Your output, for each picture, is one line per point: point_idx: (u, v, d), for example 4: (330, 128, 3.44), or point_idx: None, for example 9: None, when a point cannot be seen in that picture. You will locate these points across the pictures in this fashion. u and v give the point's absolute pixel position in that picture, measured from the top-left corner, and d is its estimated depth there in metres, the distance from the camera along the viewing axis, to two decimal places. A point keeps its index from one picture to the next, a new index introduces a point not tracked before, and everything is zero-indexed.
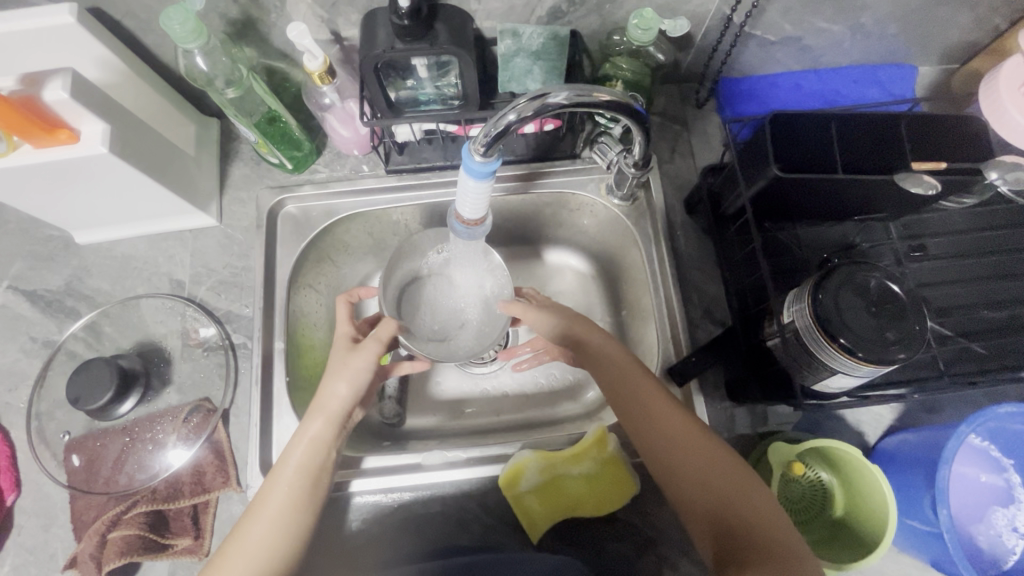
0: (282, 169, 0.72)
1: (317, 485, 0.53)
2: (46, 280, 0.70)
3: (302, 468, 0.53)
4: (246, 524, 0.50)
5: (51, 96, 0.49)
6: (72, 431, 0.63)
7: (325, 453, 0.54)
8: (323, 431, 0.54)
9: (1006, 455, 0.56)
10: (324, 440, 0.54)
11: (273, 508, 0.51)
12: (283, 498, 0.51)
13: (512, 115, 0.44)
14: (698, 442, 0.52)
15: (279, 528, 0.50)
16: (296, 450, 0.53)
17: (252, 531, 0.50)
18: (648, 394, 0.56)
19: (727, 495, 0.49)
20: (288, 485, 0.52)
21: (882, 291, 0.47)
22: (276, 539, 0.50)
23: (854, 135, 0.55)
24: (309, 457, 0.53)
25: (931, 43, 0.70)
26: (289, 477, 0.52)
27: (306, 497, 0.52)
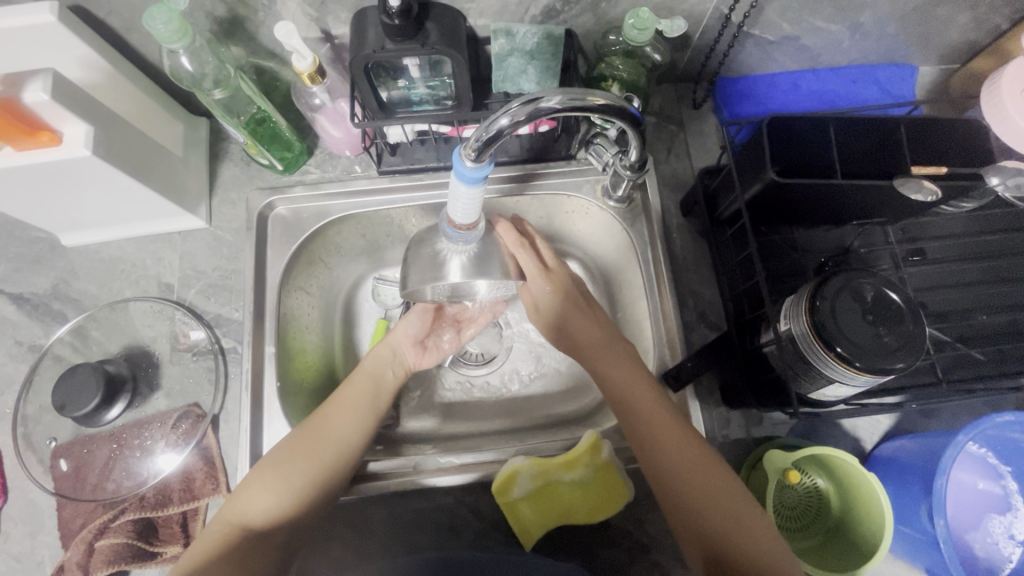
0: (272, 170, 0.71)
1: (378, 394, 0.63)
2: (32, 283, 0.69)
3: (370, 372, 0.64)
4: (325, 411, 0.59)
5: (32, 98, 0.48)
6: (60, 437, 0.62)
7: (384, 370, 0.65)
8: (384, 348, 0.67)
9: (1004, 462, 0.56)
10: (384, 364, 0.66)
11: (350, 399, 0.61)
12: (354, 395, 0.61)
13: (505, 119, 0.42)
14: (699, 458, 0.52)
15: (351, 419, 0.60)
16: (366, 362, 0.65)
17: (331, 417, 0.59)
18: (650, 406, 0.55)
19: (725, 516, 0.49)
20: (358, 387, 0.62)
21: (879, 299, 0.47)
22: (351, 426, 0.59)
23: (853, 139, 0.54)
24: (377, 371, 0.65)
25: (930, 43, 0.69)
26: (357, 380, 0.63)
27: (368, 401, 0.62)
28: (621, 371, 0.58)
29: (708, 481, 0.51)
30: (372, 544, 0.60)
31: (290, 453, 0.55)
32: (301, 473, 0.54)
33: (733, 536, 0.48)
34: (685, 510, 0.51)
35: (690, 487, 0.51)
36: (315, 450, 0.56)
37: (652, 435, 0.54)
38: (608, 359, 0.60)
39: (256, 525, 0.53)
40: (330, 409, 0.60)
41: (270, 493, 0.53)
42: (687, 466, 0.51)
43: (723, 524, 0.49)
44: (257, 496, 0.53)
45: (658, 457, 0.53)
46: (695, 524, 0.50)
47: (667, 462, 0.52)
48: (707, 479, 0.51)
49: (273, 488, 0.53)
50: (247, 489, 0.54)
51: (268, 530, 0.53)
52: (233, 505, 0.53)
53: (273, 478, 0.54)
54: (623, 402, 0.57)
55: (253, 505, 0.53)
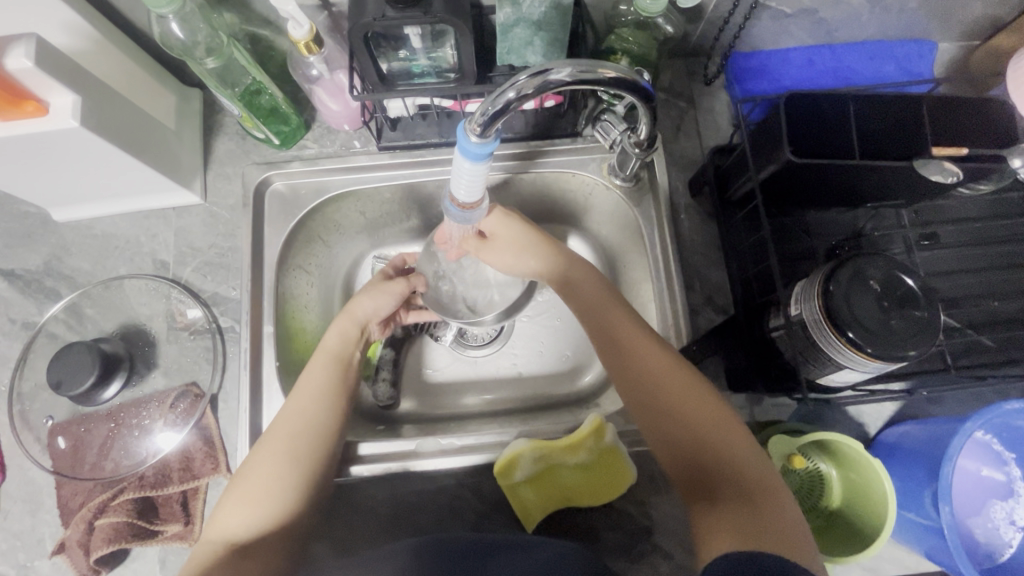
0: (268, 144, 0.69)
1: (347, 370, 0.61)
2: (23, 259, 0.67)
3: (332, 356, 0.61)
4: (286, 406, 0.57)
5: (15, 64, 0.46)
6: (57, 415, 0.61)
7: (348, 347, 0.62)
8: (347, 327, 0.63)
9: (1008, 449, 0.55)
10: (347, 342, 0.62)
11: (312, 391, 0.58)
12: (319, 378, 0.59)
13: (512, 92, 0.40)
14: (679, 378, 0.52)
15: (318, 407, 0.57)
16: (325, 342, 0.62)
17: (294, 406, 0.57)
18: (632, 336, 0.55)
19: (704, 435, 0.49)
20: (321, 369, 0.59)
21: (892, 283, 0.46)
22: (314, 414, 0.57)
23: (870, 119, 0.52)
24: (338, 346, 0.62)
25: (952, 18, 0.66)
26: (318, 360, 0.60)
27: (337, 383, 0.59)
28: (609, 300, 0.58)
29: (688, 402, 0.51)
30: (373, 525, 0.60)
31: (260, 456, 0.54)
32: (273, 473, 0.53)
33: (713, 457, 0.48)
34: (668, 430, 0.51)
35: (673, 408, 0.51)
36: (281, 453, 0.54)
37: (636, 360, 0.54)
38: (592, 286, 0.60)
39: (242, 538, 0.51)
40: (297, 401, 0.57)
41: (249, 501, 0.52)
42: (670, 388, 0.52)
43: (703, 445, 0.49)
44: (241, 502, 0.52)
45: (651, 392, 0.52)
46: (677, 445, 0.50)
47: (649, 386, 0.53)
48: (690, 400, 0.51)
49: (253, 503, 0.52)
50: (227, 505, 0.52)
51: (258, 538, 0.51)
52: (214, 523, 0.52)
53: (248, 489, 0.53)
54: (606, 332, 0.57)
55: (236, 515, 0.52)
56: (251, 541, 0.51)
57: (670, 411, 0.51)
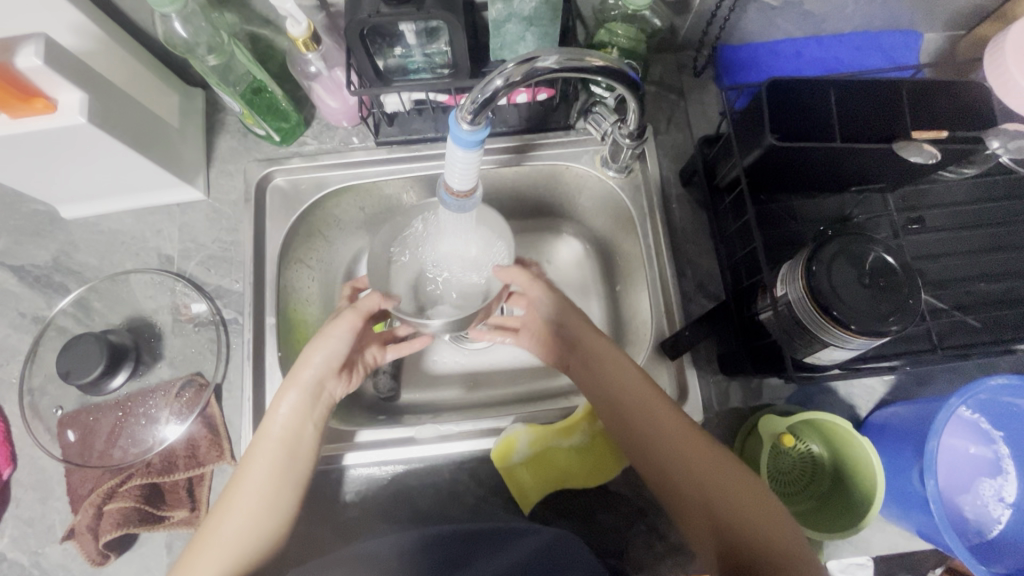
0: (269, 141, 0.70)
1: (297, 461, 0.55)
2: (32, 255, 0.69)
3: (280, 442, 0.55)
4: (226, 501, 0.53)
5: (24, 62, 0.48)
6: (66, 406, 0.63)
7: (301, 427, 0.56)
8: (299, 402, 0.57)
9: (996, 427, 0.56)
10: (303, 417, 0.57)
11: (252, 485, 0.53)
12: (261, 470, 0.54)
13: (500, 80, 0.43)
14: (688, 442, 0.52)
15: (261, 511, 0.53)
16: (268, 425, 0.56)
17: (235, 510, 0.52)
18: (640, 397, 0.55)
19: (724, 492, 0.49)
20: (268, 462, 0.54)
21: (876, 263, 0.47)
22: (261, 511, 0.53)
23: (851, 106, 0.54)
24: (284, 430, 0.55)
25: (936, 9, 0.67)
26: (266, 453, 0.54)
27: (283, 472, 0.54)
28: (615, 359, 0.58)
29: (702, 458, 0.51)
30: (373, 510, 0.61)
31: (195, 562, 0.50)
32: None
33: (739, 518, 0.48)
34: (687, 494, 0.51)
35: (688, 466, 0.51)
36: (215, 548, 0.51)
37: (649, 421, 0.54)
38: (597, 344, 0.60)
39: None
40: (240, 499, 0.53)
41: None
42: (681, 444, 0.52)
43: (723, 502, 0.49)
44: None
45: (664, 455, 0.52)
46: (697, 505, 0.50)
47: (664, 452, 0.52)
48: (701, 460, 0.51)
49: None
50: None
51: None
52: None
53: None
54: (610, 395, 0.57)
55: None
56: None
57: (684, 474, 0.51)
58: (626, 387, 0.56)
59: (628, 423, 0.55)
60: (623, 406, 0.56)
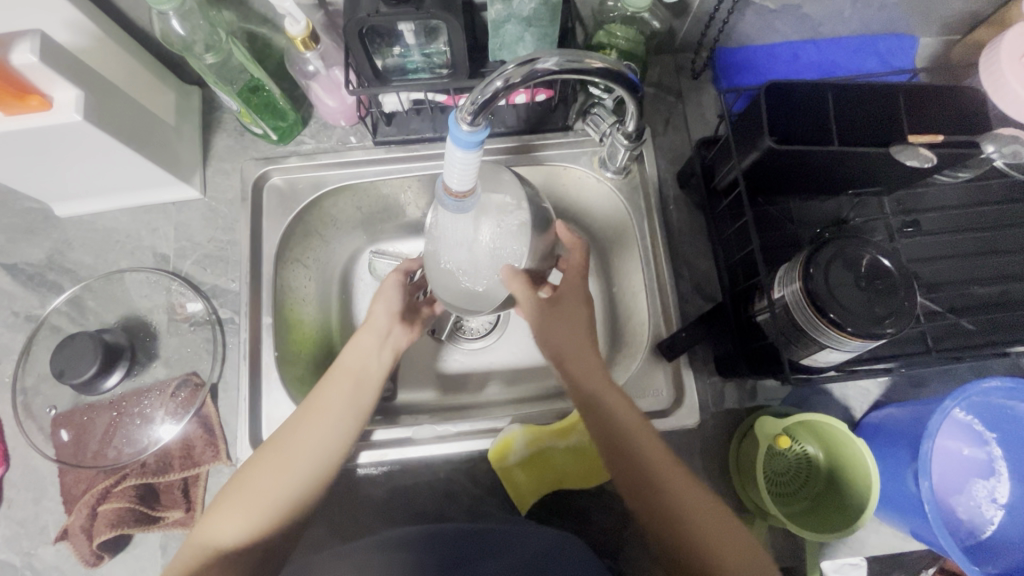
0: (266, 140, 0.70)
1: (363, 389, 0.58)
2: (26, 254, 0.68)
3: (348, 373, 0.59)
4: (297, 421, 0.55)
5: (19, 59, 0.47)
6: (59, 405, 0.63)
7: (368, 360, 0.60)
8: (370, 340, 0.61)
9: (989, 429, 0.57)
10: (371, 351, 0.61)
11: (324, 407, 0.56)
12: (333, 396, 0.57)
13: (500, 82, 0.43)
14: (675, 476, 0.52)
15: (327, 429, 0.55)
16: (343, 357, 0.60)
17: (305, 425, 0.55)
18: (632, 428, 0.54)
19: (715, 534, 0.50)
20: (338, 387, 0.57)
21: (872, 267, 0.47)
22: (329, 433, 0.55)
23: (848, 110, 0.54)
24: (355, 363, 0.59)
25: (932, 13, 0.68)
26: (337, 379, 0.58)
27: (351, 399, 0.57)
28: (608, 392, 0.56)
29: (686, 493, 0.52)
30: (370, 509, 0.61)
31: (264, 467, 0.53)
32: (267, 490, 0.52)
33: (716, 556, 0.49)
34: (670, 527, 0.51)
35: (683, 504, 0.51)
36: (282, 464, 0.53)
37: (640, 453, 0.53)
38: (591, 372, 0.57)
39: (225, 548, 0.49)
40: (310, 420, 0.55)
41: (243, 510, 0.51)
42: (675, 488, 0.52)
43: (702, 538, 0.50)
44: (218, 534, 0.50)
45: (652, 488, 0.52)
46: (676, 540, 0.51)
47: (652, 485, 0.52)
48: (685, 495, 0.52)
49: (239, 510, 0.51)
50: (213, 518, 0.51)
51: (239, 553, 0.50)
52: (202, 526, 0.51)
53: (244, 497, 0.51)
54: (603, 424, 0.55)
55: (227, 523, 0.50)
56: (228, 556, 0.49)
57: (669, 510, 0.51)
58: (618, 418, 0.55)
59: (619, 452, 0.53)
60: (614, 436, 0.54)
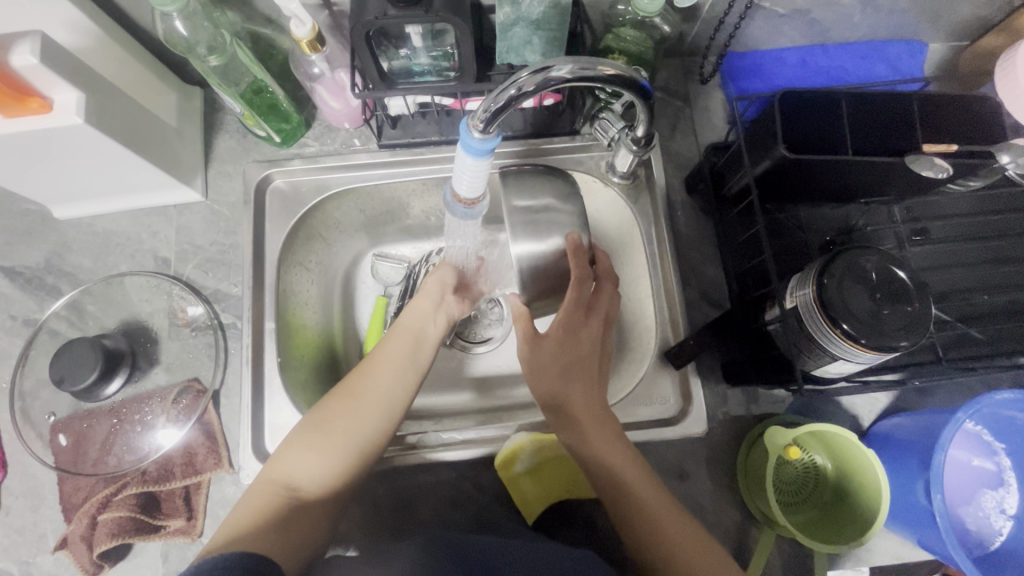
0: (269, 142, 0.69)
1: (421, 348, 0.60)
2: (24, 256, 0.67)
3: (408, 329, 0.60)
4: (366, 369, 0.58)
5: (19, 61, 0.47)
6: (58, 412, 0.62)
7: (426, 322, 0.62)
8: (426, 302, 0.63)
9: (998, 439, 0.57)
10: (428, 316, 0.62)
11: (390, 359, 0.58)
12: (397, 349, 0.59)
13: (514, 89, 0.42)
14: (664, 514, 0.51)
15: (392, 381, 0.57)
16: (405, 315, 0.62)
17: (374, 374, 0.57)
18: (621, 466, 0.53)
19: (691, 567, 0.49)
20: (397, 344, 0.59)
21: (885, 277, 0.47)
22: (397, 382, 0.57)
23: (861, 118, 0.54)
24: (416, 323, 0.61)
25: (942, 19, 0.67)
26: (398, 337, 0.60)
27: (412, 353, 0.59)
28: (595, 442, 0.54)
29: (677, 532, 0.50)
30: (374, 518, 0.60)
31: (337, 411, 0.54)
32: (340, 434, 0.53)
33: None
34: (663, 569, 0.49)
35: (659, 536, 0.50)
36: (354, 407, 0.55)
37: (630, 491, 0.52)
38: (583, 406, 0.55)
39: (303, 487, 0.51)
40: (378, 370, 0.57)
41: (318, 451, 0.52)
42: (664, 528, 0.51)
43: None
44: (298, 468, 0.52)
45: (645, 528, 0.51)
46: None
47: (644, 523, 0.51)
48: (675, 534, 0.50)
49: (316, 449, 0.52)
50: (291, 453, 0.52)
51: (316, 491, 0.51)
52: (278, 464, 0.52)
53: (319, 440, 0.53)
54: (591, 465, 0.53)
55: (303, 463, 0.52)
56: (305, 493, 0.51)
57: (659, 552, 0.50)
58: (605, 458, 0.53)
59: (612, 488, 0.52)
60: (603, 473, 0.53)
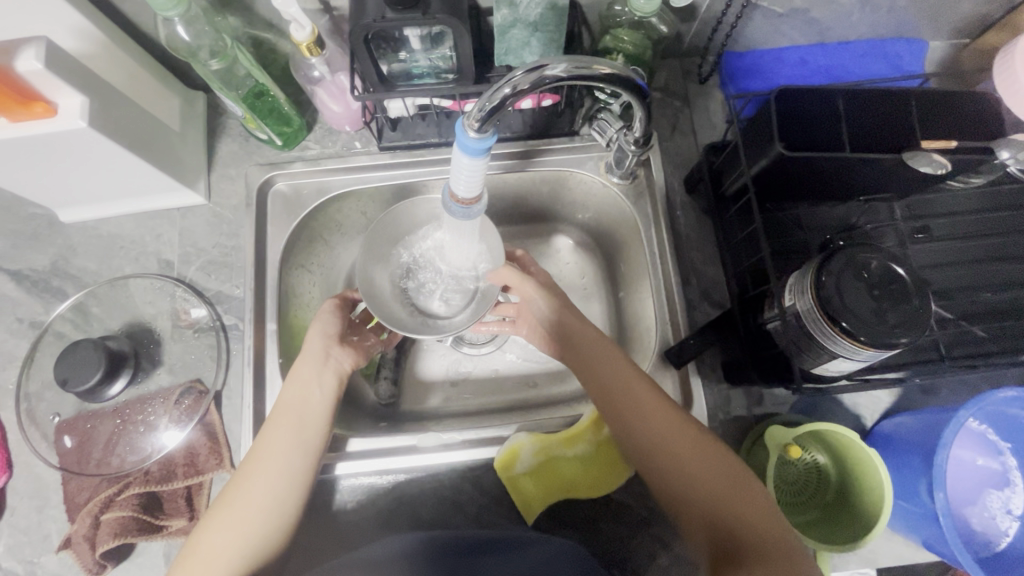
0: (271, 145, 0.70)
1: (308, 428, 0.55)
2: (30, 260, 0.68)
3: (286, 411, 0.56)
4: (245, 471, 0.53)
5: (25, 66, 0.47)
6: (64, 413, 0.62)
7: (309, 393, 0.57)
8: (304, 373, 0.58)
9: (1003, 438, 0.56)
10: (310, 383, 0.57)
11: (269, 456, 0.53)
12: (275, 439, 0.54)
13: (507, 88, 0.42)
14: (665, 420, 0.53)
15: (276, 477, 0.52)
16: (283, 394, 0.57)
17: (253, 475, 0.53)
18: (620, 372, 0.56)
19: (695, 470, 0.50)
20: (278, 430, 0.55)
21: (885, 274, 0.46)
22: (276, 481, 0.52)
23: (860, 116, 0.54)
24: (294, 400, 0.56)
25: (942, 17, 0.67)
26: (278, 424, 0.55)
27: (294, 439, 0.54)
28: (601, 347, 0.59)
29: (680, 435, 0.52)
30: (374, 519, 0.60)
31: (216, 526, 0.51)
32: (218, 556, 0.49)
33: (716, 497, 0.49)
34: (669, 474, 0.51)
35: (659, 443, 0.52)
36: (230, 519, 0.51)
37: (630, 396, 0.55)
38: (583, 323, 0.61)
39: None
40: (257, 472, 0.53)
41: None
42: (665, 432, 0.52)
43: (702, 480, 0.50)
44: None
45: (647, 429, 0.53)
46: (682, 489, 0.51)
47: (645, 425, 0.53)
48: (678, 433, 0.52)
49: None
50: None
51: None
52: None
53: (196, 561, 0.49)
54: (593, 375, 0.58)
55: None
56: None
57: (663, 451, 0.52)
58: (606, 368, 0.57)
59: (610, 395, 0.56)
60: (607, 385, 0.56)
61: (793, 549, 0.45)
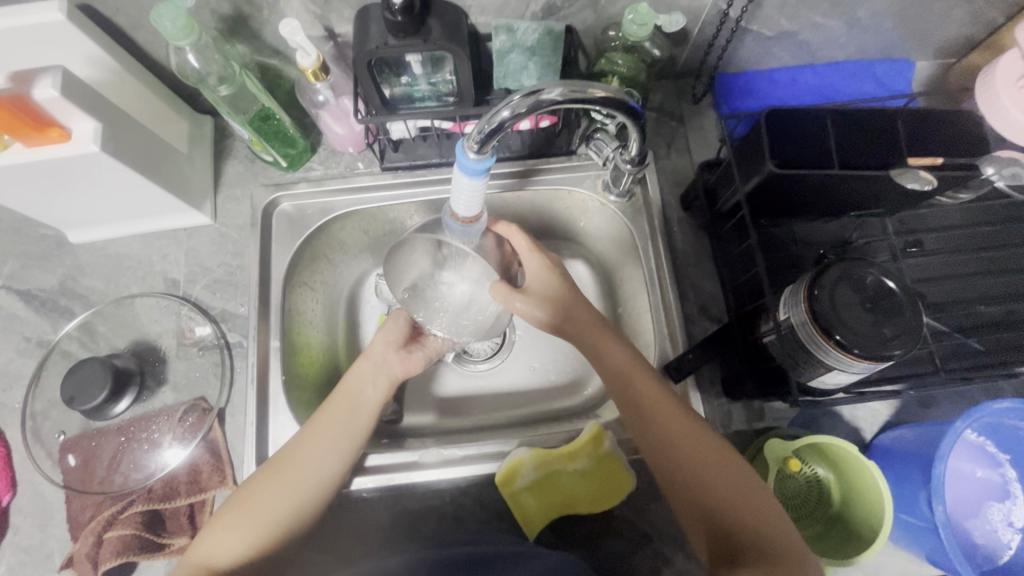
0: (276, 166, 0.72)
1: (358, 419, 0.58)
2: (39, 280, 0.69)
3: (345, 398, 0.58)
4: (299, 443, 0.56)
5: (41, 94, 0.49)
6: (68, 431, 0.63)
7: (366, 388, 0.60)
8: (366, 367, 0.61)
9: (1002, 450, 0.56)
10: (366, 381, 0.60)
11: (327, 435, 0.56)
12: (332, 422, 0.56)
13: (506, 111, 0.44)
14: (674, 419, 0.53)
15: (320, 460, 0.55)
16: (344, 384, 0.60)
17: (309, 447, 0.55)
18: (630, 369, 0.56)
19: (700, 469, 0.50)
20: (335, 413, 0.57)
21: (878, 288, 0.47)
22: (327, 457, 0.55)
23: (848, 134, 0.56)
24: (356, 391, 0.59)
25: (928, 38, 0.69)
26: (333, 407, 0.57)
27: (346, 425, 0.57)
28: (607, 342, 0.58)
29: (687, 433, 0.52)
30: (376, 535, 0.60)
31: (264, 483, 0.53)
32: (268, 512, 0.52)
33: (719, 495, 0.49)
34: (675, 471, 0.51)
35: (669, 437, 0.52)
36: (279, 485, 0.53)
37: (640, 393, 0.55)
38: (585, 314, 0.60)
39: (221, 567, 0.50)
40: (308, 449, 0.55)
41: (238, 533, 0.51)
42: (674, 429, 0.52)
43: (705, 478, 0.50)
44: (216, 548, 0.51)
45: (655, 427, 0.53)
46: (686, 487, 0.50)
47: (654, 422, 0.53)
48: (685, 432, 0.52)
49: (239, 529, 0.51)
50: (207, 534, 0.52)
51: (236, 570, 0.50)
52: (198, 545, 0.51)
53: (236, 515, 0.52)
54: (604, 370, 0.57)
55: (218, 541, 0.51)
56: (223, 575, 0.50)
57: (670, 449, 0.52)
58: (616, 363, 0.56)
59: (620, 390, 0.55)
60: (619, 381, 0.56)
61: (796, 549, 0.45)
